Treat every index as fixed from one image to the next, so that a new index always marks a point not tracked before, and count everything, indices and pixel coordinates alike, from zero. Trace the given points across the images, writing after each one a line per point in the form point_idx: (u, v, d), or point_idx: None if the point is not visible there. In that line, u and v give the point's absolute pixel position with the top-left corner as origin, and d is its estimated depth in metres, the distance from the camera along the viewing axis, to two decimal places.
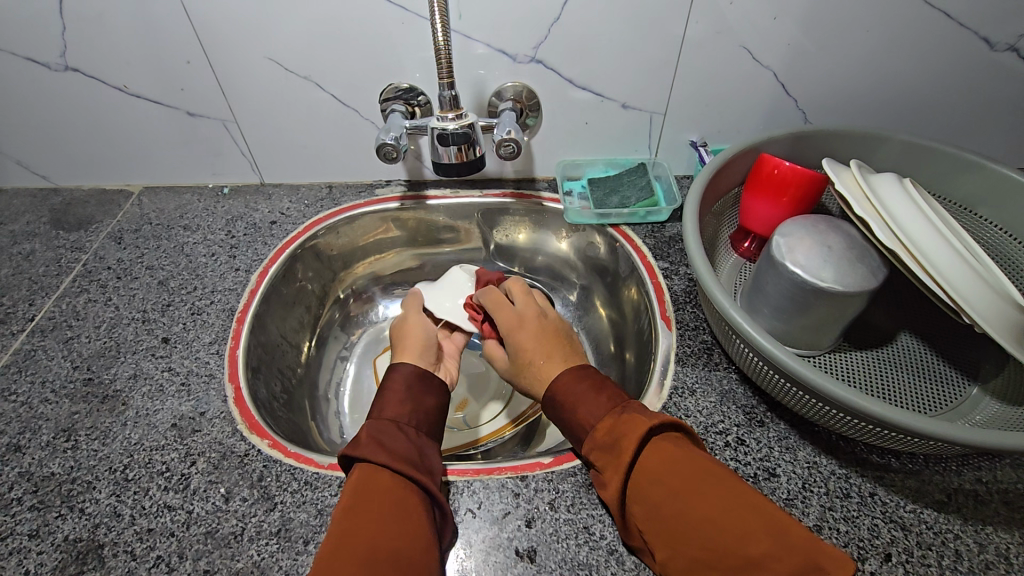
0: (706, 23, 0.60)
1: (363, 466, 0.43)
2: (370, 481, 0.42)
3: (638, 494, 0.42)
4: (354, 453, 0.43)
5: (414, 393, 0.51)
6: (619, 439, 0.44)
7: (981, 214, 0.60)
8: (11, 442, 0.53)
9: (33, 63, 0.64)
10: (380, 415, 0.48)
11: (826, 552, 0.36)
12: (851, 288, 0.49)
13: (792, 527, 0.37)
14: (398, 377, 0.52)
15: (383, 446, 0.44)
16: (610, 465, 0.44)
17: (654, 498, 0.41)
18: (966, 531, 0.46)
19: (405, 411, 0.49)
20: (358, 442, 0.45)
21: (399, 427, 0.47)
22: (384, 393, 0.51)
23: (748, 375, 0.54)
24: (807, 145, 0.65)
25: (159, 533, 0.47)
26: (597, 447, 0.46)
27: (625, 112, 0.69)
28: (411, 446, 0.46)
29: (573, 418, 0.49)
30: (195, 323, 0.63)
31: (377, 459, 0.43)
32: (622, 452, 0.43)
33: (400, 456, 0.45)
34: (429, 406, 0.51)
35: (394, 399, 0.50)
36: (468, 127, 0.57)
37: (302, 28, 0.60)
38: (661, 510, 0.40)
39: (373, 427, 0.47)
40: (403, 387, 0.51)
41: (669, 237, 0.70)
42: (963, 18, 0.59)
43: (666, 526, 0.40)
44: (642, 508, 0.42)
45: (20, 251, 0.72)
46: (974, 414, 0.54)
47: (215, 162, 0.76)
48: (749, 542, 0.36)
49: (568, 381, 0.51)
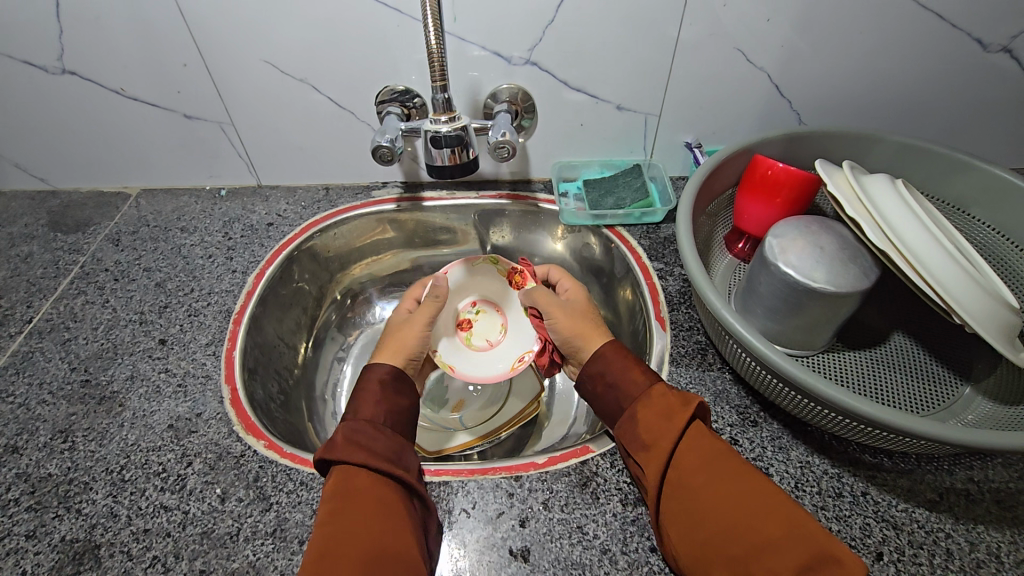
0: (700, 26, 0.60)
1: (338, 468, 0.43)
2: (347, 486, 0.42)
3: (677, 468, 0.43)
4: (330, 457, 0.43)
5: (386, 392, 0.50)
6: (672, 407, 0.45)
7: (974, 215, 0.61)
8: (8, 443, 0.53)
9: (31, 66, 0.64)
10: (355, 416, 0.48)
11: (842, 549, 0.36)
12: (843, 289, 0.49)
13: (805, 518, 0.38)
14: (371, 378, 0.51)
15: (362, 447, 0.44)
16: (655, 430, 0.45)
17: (690, 473, 0.42)
18: (957, 530, 0.46)
19: (379, 411, 0.49)
20: (332, 445, 0.44)
21: (377, 426, 0.47)
22: (355, 394, 0.50)
23: (742, 375, 0.54)
24: (802, 146, 0.65)
25: (155, 533, 0.47)
26: (647, 410, 0.46)
27: (620, 114, 0.70)
28: (389, 445, 0.46)
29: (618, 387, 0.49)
30: (192, 325, 0.63)
31: (355, 461, 0.43)
32: (673, 422, 0.44)
33: (380, 455, 0.44)
34: (402, 405, 0.51)
35: (365, 399, 0.49)
36: (461, 130, 0.57)
37: (298, 31, 0.61)
38: (692, 486, 0.42)
39: (349, 427, 0.46)
40: (375, 389, 0.50)
41: (664, 238, 0.71)
42: (956, 20, 0.59)
43: (689, 504, 0.41)
44: (675, 483, 0.43)
45: (19, 254, 0.72)
46: (966, 413, 0.54)
47: (212, 165, 0.77)
48: (765, 527, 0.38)
49: (617, 353, 0.52)
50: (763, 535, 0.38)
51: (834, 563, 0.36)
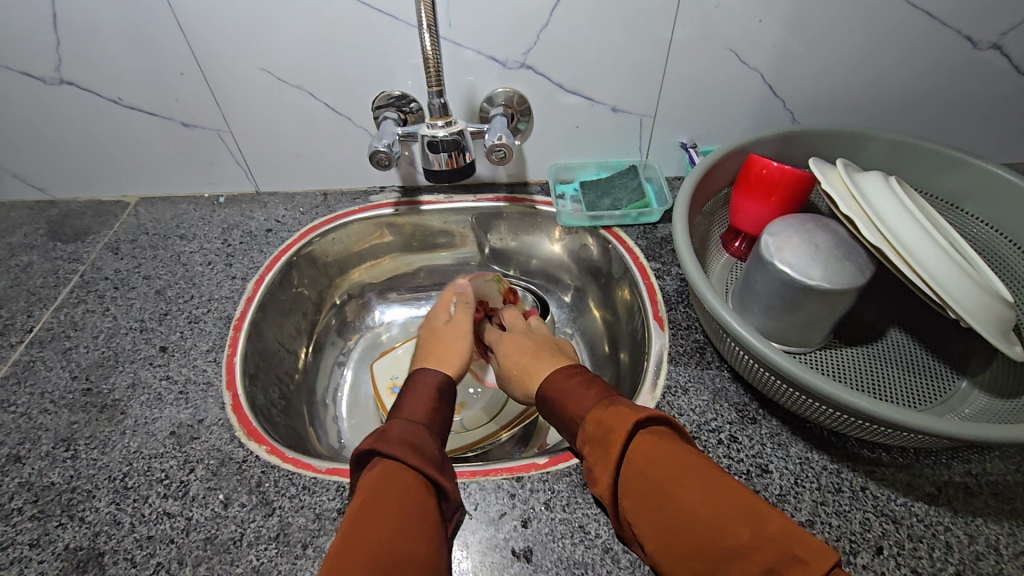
0: (692, 26, 0.61)
1: (386, 461, 0.43)
2: (390, 478, 0.42)
3: (628, 489, 0.42)
4: (380, 448, 0.43)
5: (440, 399, 0.51)
6: (610, 434, 0.44)
7: (967, 210, 0.61)
8: (11, 453, 0.53)
9: (29, 77, 0.65)
10: (409, 417, 0.48)
11: (808, 545, 0.34)
12: (838, 286, 0.50)
13: (774, 515, 0.37)
14: (425, 382, 0.52)
15: (411, 446, 0.44)
16: (600, 459, 0.44)
17: (639, 488, 0.41)
18: (956, 523, 0.46)
19: (428, 414, 0.49)
20: (384, 438, 0.45)
21: (427, 429, 0.48)
22: (406, 397, 0.51)
23: (740, 372, 0.55)
24: (795, 146, 0.65)
25: (159, 540, 0.47)
26: (589, 443, 0.45)
27: (615, 116, 0.70)
28: (436, 447, 0.47)
29: (564, 413, 0.49)
30: (192, 332, 0.63)
31: (407, 459, 0.43)
32: (613, 444, 0.43)
33: (426, 457, 0.45)
34: (448, 415, 0.52)
35: (416, 402, 0.50)
36: (457, 134, 0.58)
37: (294, 37, 0.61)
38: (648, 502, 0.41)
39: (402, 425, 0.47)
40: (430, 393, 0.51)
41: (661, 238, 0.71)
42: (945, 18, 0.60)
43: (651, 519, 0.40)
44: (632, 504, 0.42)
45: (18, 264, 0.72)
46: (964, 407, 0.54)
47: (211, 172, 0.77)
48: (729, 534, 0.36)
49: (556, 379, 0.52)
50: (733, 543, 0.36)
51: (798, 562, 0.34)
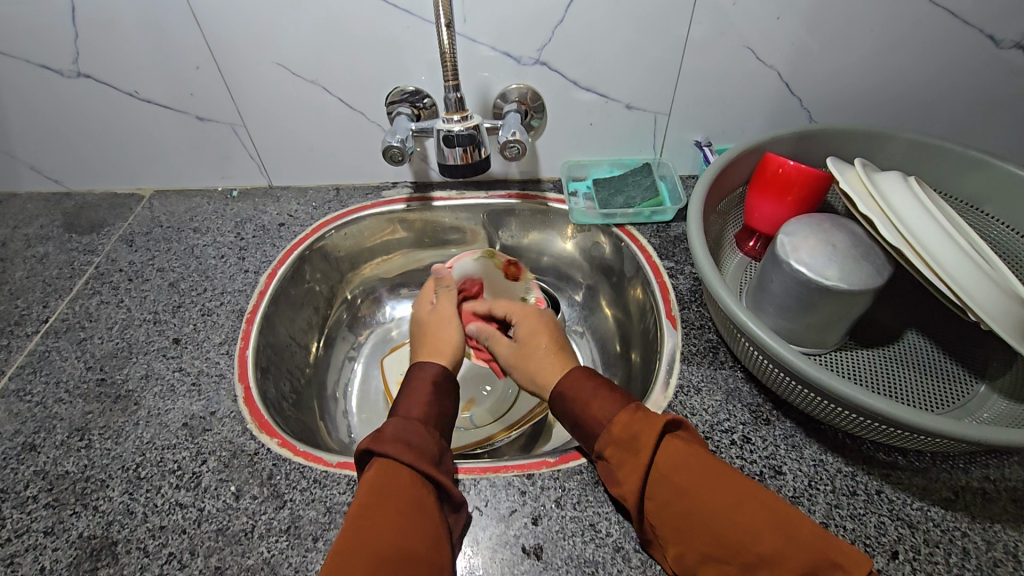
0: (709, 22, 0.60)
1: (381, 460, 0.43)
2: (389, 480, 0.42)
3: (655, 491, 0.42)
4: (377, 448, 0.43)
5: (437, 394, 0.51)
6: (637, 438, 0.44)
7: (987, 212, 0.60)
8: (26, 442, 0.54)
9: (46, 69, 0.65)
10: (405, 414, 0.48)
11: (839, 548, 0.36)
12: (855, 286, 0.49)
13: (804, 521, 0.38)
14: (422, 376, 0.52)
15: (409, 445, 0.44)
16: (626, 463, 0.44)
17: (666, 493, 0.41)
18: (974, 528, 0.46)
19: (425, 411, 0.49)
20: (380, 437, 0.45)
21: (425, 426, 0.48)
22: (405, 392, 0.51)
23: (755, 373, 0.54)
24: (812, 145, 0.65)
25: (171, 530, 0.47)
26: (614, 445, 0.45)
27: (630, 113, 0.70)
28: (435, 446, 0.46)
29: (585, 415, 0.48)
30: (205, 324, 0.64)
31: (402, 458, 0.43)
32: (641, 450, 0.43)
33: (424, 455, 0.45)
34: (448, 410, 0.52)
35: (415, 397, 0.50)
36: (473, 129, 0.57)
37: (310, 33, 0.61)
38: (675, 501, 0.41)
39: (398, 423, 0.47)
40: (427, 387, 0.51)
41: (674, 237, 0.71)
42: (968, 17, 0.59)
43: (681, 524, 0.40)
44: (656, 507, 0.42)
45: (34, 255, 0.73)
46: (982, 412, 0.53)
47: (225, 166, 0.77)
48: (761, 536, 0.37)
49: (577, 380, 0.51)
50: (760, 544, 0.37)
51: (832, 565, 0.35)
